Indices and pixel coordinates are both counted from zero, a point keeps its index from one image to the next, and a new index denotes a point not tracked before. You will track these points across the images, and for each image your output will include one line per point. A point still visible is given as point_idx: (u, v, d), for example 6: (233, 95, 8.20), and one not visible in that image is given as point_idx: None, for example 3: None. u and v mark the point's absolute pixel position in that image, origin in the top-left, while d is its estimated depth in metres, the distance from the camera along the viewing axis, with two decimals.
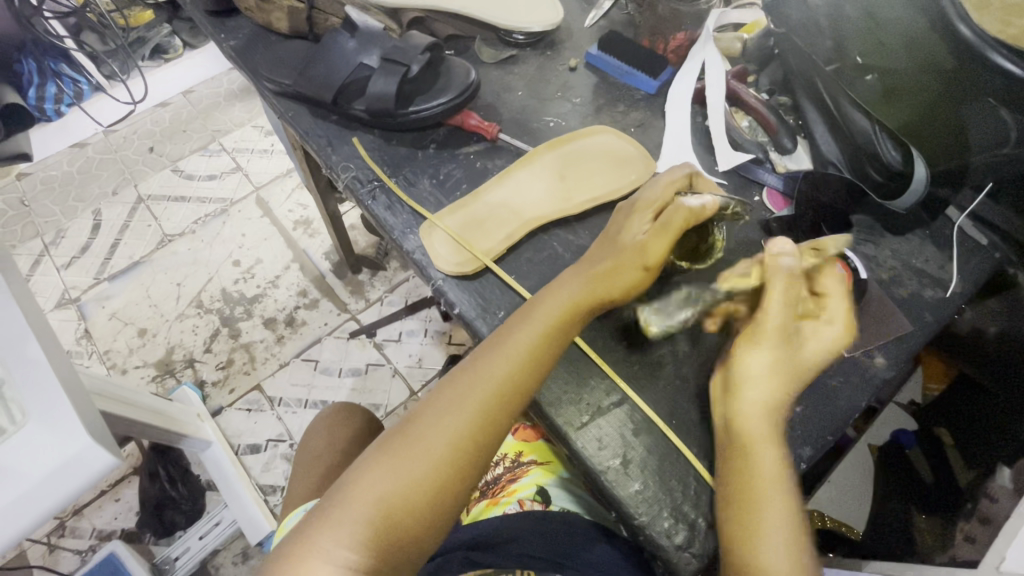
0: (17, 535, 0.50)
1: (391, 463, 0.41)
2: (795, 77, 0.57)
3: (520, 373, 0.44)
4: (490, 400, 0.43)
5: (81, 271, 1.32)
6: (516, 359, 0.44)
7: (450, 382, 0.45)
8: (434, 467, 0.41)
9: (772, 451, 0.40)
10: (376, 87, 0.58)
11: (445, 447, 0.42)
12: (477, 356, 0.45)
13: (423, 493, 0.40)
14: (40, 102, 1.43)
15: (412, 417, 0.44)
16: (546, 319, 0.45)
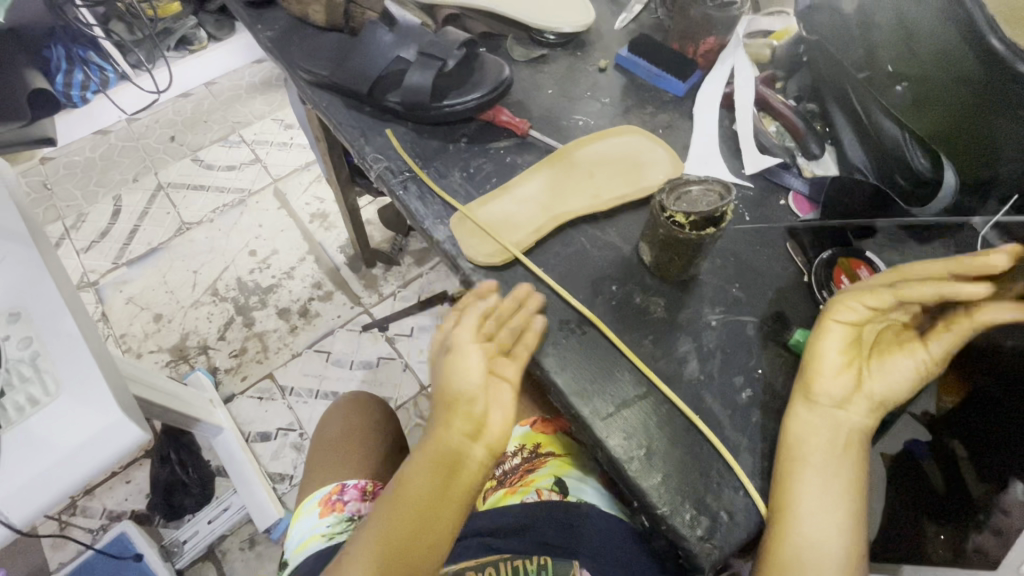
0: (51, 500, 0.51)
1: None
2: (826, 85, 0.58)
3: (428, 512, 0.45)
4: (403, 546, 0.45)
5: (100, 255, 1.33)
6: (420, 502, 0.46)
7: (362, 537, 0.46)
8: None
9: (828, 442, 0.42)
10: (413, 80, 0.59)
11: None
12: (383, 506, 0.47)
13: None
14: (68, 88, 1.43)
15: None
16: (437, 456, 0.46)
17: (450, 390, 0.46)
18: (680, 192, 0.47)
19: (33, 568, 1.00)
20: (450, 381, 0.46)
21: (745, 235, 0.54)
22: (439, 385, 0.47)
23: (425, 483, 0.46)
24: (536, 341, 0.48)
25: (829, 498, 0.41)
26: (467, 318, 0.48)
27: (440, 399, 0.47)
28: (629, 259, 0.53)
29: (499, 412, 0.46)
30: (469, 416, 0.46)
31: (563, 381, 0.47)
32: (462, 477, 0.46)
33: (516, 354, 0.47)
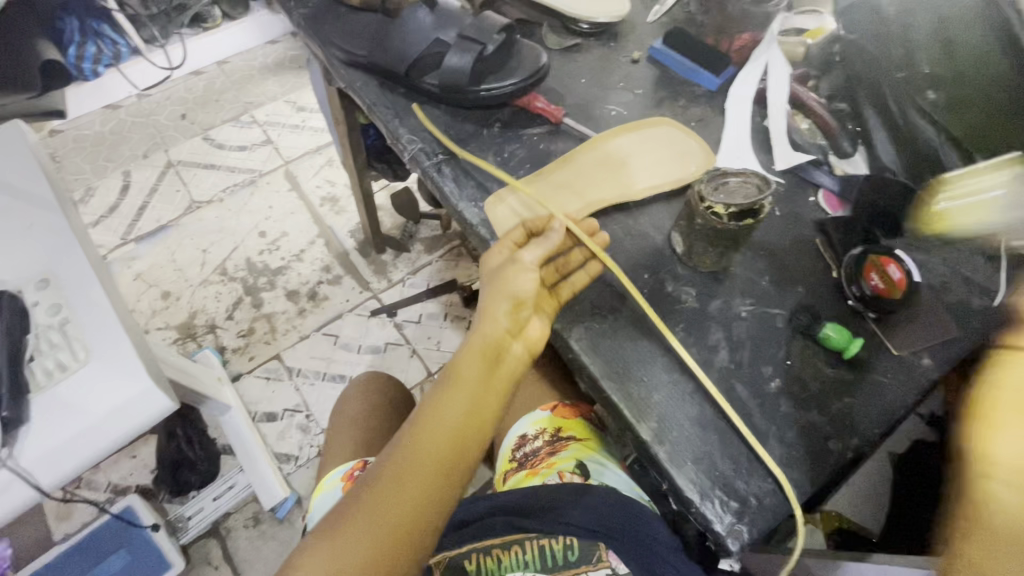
0: (80, 466, 0.51)
1: (362, 529, 0.40)
2: (861, 84, 0.58)
3: (479, 414, 0.45)
4: (453, 448, 0.43)
5: (108, 231, 1.33)
6: (471, 405, 0.45)
7: (408, 437, 0.44)
8: (409, 523, 0.41)
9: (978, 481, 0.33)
10: (452, 62, 0.59)
11: (414, 506, 0.41)
12: (432, 407, 0.45)
13: (401, 552, 0.40)
14: (79, 62, 1.45)
15: (374, 481, 0.42)
16: (489, 361, 0.47)
17: (506, 295, 0.48)
18: (718, 183, 0.48)
19: (36, 539, 1.00)
20: (508, 288, 0.48)
21: (775, 229, 0.55)
22: (495, 289, 0.48)
23: (476, 387, 0.46)
24: (585, 283, 0.51)
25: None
26: (540, 244, 0.49)
27: (494, 303, 0.48)
28: (661, 249, 0.54)
29: (541, 330, 0.49)
30: (519, 325, 0.48)
31: (594, 366, 0.48)
32: (508, 384, 0.47)
33: (562, 292, 0.50)
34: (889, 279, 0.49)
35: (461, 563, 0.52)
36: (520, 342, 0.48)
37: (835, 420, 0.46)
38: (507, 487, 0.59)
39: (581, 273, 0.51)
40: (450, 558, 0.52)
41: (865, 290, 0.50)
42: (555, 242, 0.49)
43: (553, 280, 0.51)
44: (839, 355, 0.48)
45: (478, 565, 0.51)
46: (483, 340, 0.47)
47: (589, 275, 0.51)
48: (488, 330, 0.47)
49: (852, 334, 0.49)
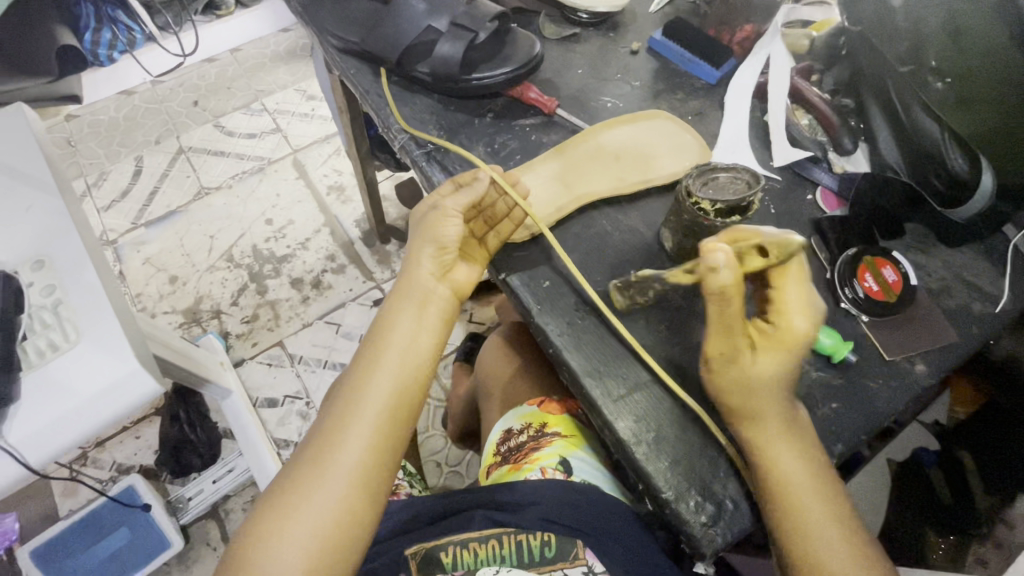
0: (67, 445, 0.52)
1: (321, 477, 0.43)
2: (865, 79, 0.56)
3: (417, 355, 0.48)
4: (396, 390, 0.46)
5: (119, 215, 1.35)
6: (409, 348, 0.48)
7: (351, 387, 0.46)
8: (366, 463, 0.44)
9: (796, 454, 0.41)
10: (444, 49, 0.59)
11: (368, 447, 0.44)
12: (369, 356, 0.48)
13: (363, 489, 0.44)
14: (95, 47, 1.43)
15: (323, 432, 0.45)
16: (421, 306, 0.49)
17: (430, 241, 0.50)
18: (707, 178, 0.47)
19: (42, 514, 1.02)
20: (431, 235, 0.50)
21: (770, 227, 0.53)
22: (418, 239, 0.51)
23: (412, 330, 0.49)
24: (513, 229, 0.53)
25: (817, 500, 0.40)
26: (465, 192, 0.51)
27: (418, 252, 0.51)
28: (650, 244, 0.53)
29: (468, 274, 0.53)
30: (444, 268, 0.51)
31: (575, 361, 0.47)
32: (444, 324, 0.50)
33: (489, 240, 0.53)
34: (884, 280, 0.49)
35: (438, 555, 0.51)
36: (446, 285, 0.51)
37: (819, 424, 0.45)
38: (489, 481, 0.59)
39: (508, 222, 0.53)
40: (424, 548, 0.51)
41: (859, 292, 0.48)
42: (481, 190, 0.51)
43: (481, 231, 0.53)
44: (826, 358, 0.47)
45: (454, 558, 0.50)
46: (412, 286, 0.50)
47: (517, 222, 0.52)
48: (415, 276, 0.50)
49: (842, 337, 0.48)
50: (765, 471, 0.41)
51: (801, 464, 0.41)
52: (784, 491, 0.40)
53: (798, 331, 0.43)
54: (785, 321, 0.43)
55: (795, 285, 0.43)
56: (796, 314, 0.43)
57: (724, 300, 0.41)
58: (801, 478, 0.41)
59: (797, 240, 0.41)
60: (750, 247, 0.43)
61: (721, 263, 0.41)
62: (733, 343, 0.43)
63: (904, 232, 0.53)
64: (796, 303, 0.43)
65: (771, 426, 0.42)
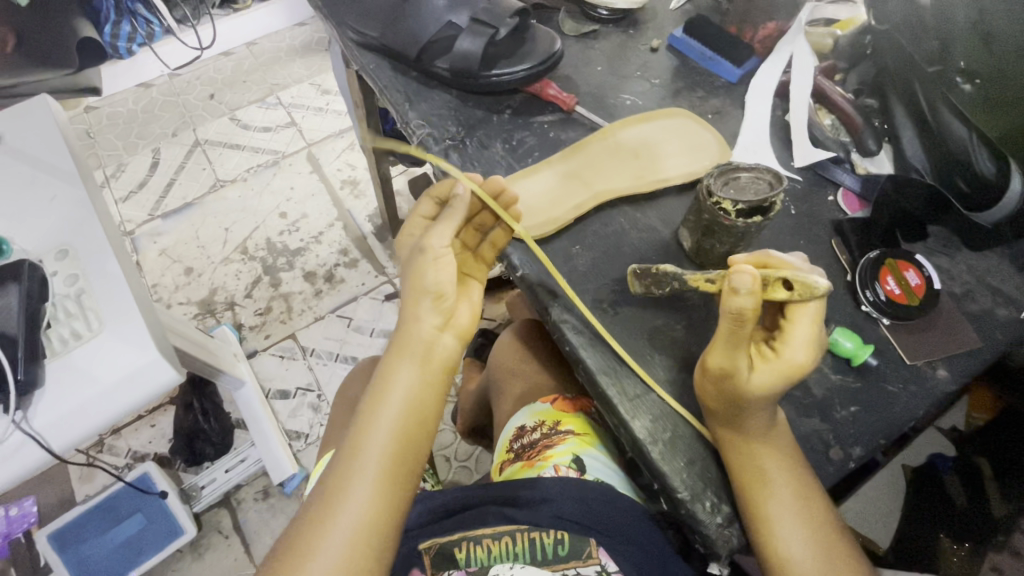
0: (88, 433, 0.53)
1: (325, 544, 0.42)
2: (891, 79, 0.55)
3: (419, 410, 0.47)
4: (399, 448, 0.45)
5: (136, 206, 1.37)
6: (409, 403, 0.47)
7: (351, 448, 0.45)
8: (369, 527, 0.43)
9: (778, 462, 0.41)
10: (464, 45, 0.59)
11: (372, 511, 0.43)
12: (369, 414, 0.46)
13: (369, 553, 0.43)
14: (115, 40, 1.45)
15: (325, 495, 0.44)
16: (422, 360, 0.47)
17: (427, 290, 0.48)
18: (728, 177, 0.46)
19: (58, 499, 1.04)
20: (427, 282, 0.47)
21: (790, 228, 0.53)
22: (414, 286, 0.48)
23: (413, 386, 0.47)
24: (503, 240, 0.52)
25: (791, 501, 0.40)
26: (451, 217, 0.49)
27: (416, 302, 0.48)
28: (668, 244, 0.53)
29: (468, 314, 0.51)
30: (444, 315, 0.49)
31: (591, 360, 0.47)
32: (446, 374, 0.49)
33: (483, 251, 0.54)
34: (906, 284, 0.48)
35: (451, 550, 0.51)
36: (448, 332, 0.49)
37: (837, 428, 0.44)
38: (503, 477, 0.59)
39: (496, 232, 0.53)
40: (437, 545, 0.51)
41: (880, 295, 0.48)
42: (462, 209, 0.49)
43: (474, 241, 0.54)
44: (846, 361, 0.47)
45: (468, 554, 0.50)
46: (411, 337, 0.48)
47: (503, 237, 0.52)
48: (412, 327, 0.48)
49: (862, 340, 0.47)
50: (742, 472, 0.41)
51: (779, 466, 0.41)
52: (757, 494, 0.40)
53: (797, 362, 0.39)
54: (788, 353, 0.39)
55: (810, 324, 0.39)
56: (801, 346, 0.39)
57: (739, 322, 0.38)
58: (779, 482, 0.40)
59: (821, 282, 0.37)
60: (774, 277, 0.39)
61: (745, 287, 0.37)
62: (732, 359, 0.39)
63: (927, 235, 0.52)
64: (806, 340, 0.39)
65: (754, 434, 0.41)
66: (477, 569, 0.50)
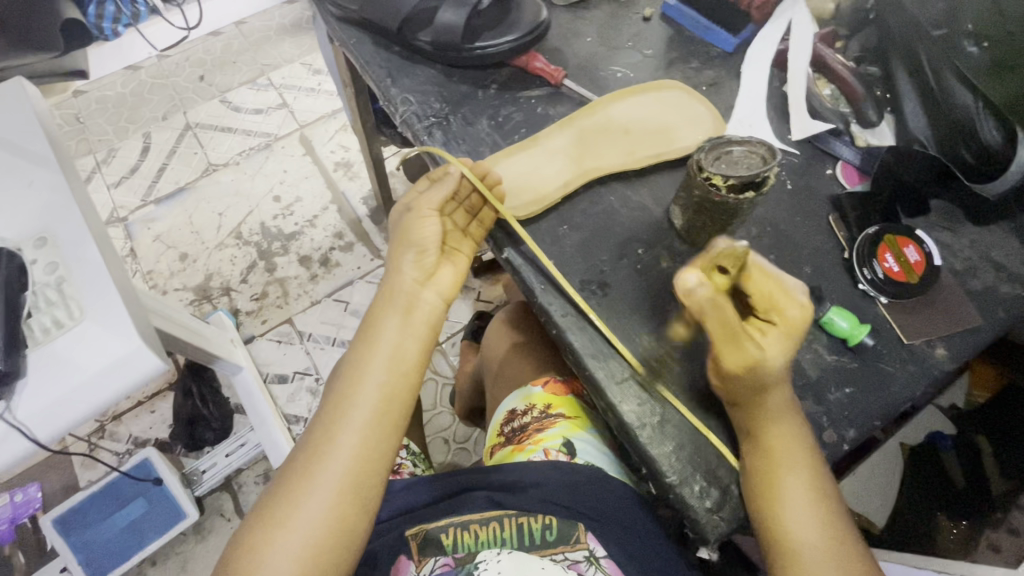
0: (72, 423, 0.52)
1: (308, 494, 0.42)
2: (892, 45, 0.53)
3: (404, 364, 0.46)
4: (384, 399, 0.45)
5: (128, 192, 1.35)
6: (394, 357, 0.46)
7: (336, 399, 0.45)
8: (355, 476, 0.43)
9: (785, 441, 0.40)
10: (446, 17, 0.56)
11: (355, 461, 0.43)
12: (354, 366, 0.46)
13: (353, 504, 0.42)
14: (100, 20, 1.47)
15: (309, 447, 0.44)
16: (406, 313, 0.47)
17: (410, 246, 0.48)
18: (720, 152, 0.44)
19: (62, 485, 1.04)
20: (410, 239, 0.48)
21: (786, 203, 0.51)
22: (398, 244, 0.49)
23: (397, 338, 0.46)
24: (492, 220, 0.51)
25: (797, 482, 0.39)
26: (437, 187, 0.49)
27: (399, 258, 0.48)
28: (659, 222, 0.51)
29: (454, 275, 0.50)
30: (428, 273, 0.49)
31: (577, 342, 0.46)
32: (432, 330, 0.48)
33: (473, 230, 0.52)
34: (906, 261, 0.46)
35: (438, 536, 0.49)
36: (433, 290, 0.49)
37: (830, 409, 0.43)
38: (494, 462, 0.59)
39: (486, 213, 0.51)
40: (425, 530, 0.50)
41: (878, 273, 0.46)
42: (451, 184, 0.49)
43: (464, 221, 0.51)
44: (841, 342, 0.45)
45: (455, 540, 0.49)
46: (396, 292, 0.48)
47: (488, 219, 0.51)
48: (398, 281, 0.48)
49: (859, 320, 0.46)
50: (757, 460, 0.40)
51: (785, 452, 0.40)
52: (762, 474, 0.39)
53: (797, 318, 0.39)
54: (780, 319, 0.39)
55: (769, 276, 0.40)
56: (789, 301, 0.39)
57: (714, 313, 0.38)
58: (794, 471, 0.39)
59: (740, 246, 0.37)
60: (708, 264, 0.40)
61: (692, 285, 0.38)
62: (743, 349, 0.38)
63: (929, 210, 0.50)
64: (782, 291, 0.39)
65: (764, 410, 0.40)
66: (465, 555, 0.48)
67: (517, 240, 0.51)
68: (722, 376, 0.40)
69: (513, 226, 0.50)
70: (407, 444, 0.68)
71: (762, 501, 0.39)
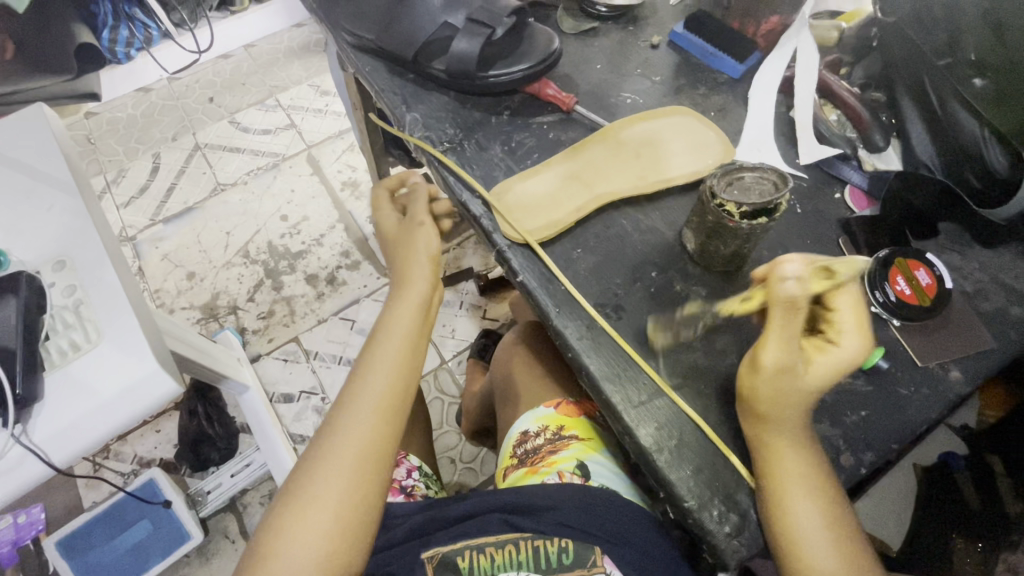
0: (86, 447, 0.52)
1: (309, 508, 0.44)
2: (899, 71, 0.54)
3: (397, 386, 0.49)
4: (380, 416, 0.48)
5: (138, 211, 1.36)
6: (390, 381, 0.49)
7: (335, 420, 0.48)
8: (352, 492, 0.45)
9: (801, 457, 0.40)
10: (460, 47, 0.57)
11: (370, 443, 0.47)
12: (352, 390, 0.49)
13: (353, 516, 0.45)
14: (112, 45, 1.47)
15: (333, 419, 0.48)
16: (418, 304, 0.52)
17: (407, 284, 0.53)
18: (732, 178, 0.45)
19: (66, 506, 1.04)
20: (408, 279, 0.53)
21: (796, 226, 0.52)
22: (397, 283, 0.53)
23: (391, 368, 0.50)
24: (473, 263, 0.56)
25: (817, 500, 0.39)
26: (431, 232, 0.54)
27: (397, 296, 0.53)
28: (671, 245, 0.52)
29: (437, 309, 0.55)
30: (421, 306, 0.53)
31: (594, 365, 0.46)
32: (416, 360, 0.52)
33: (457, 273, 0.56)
34: (917, 283, 0.47)
35: (454, 559, 0.49)
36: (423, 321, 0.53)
37: (847, 432, 0.44)
38: (506, 484, 0.59)
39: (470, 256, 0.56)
40: (440, 554, 0.50)
41: (890, 296, 0.46)
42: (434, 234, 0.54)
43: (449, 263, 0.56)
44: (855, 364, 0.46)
45: (471, 563, 0.49)
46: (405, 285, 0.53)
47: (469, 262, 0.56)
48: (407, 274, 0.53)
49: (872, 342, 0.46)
50: (773, 475, 0.40)
51: (803, 469, 0.39)
52: (780, 490, 0.39)
53: (855, 351, 0.40)
54: (843, 343, 0.40)
55: (850, 305, 0.41)
56: (853, 334, 0.40)
57: (791, 311, 0.39)
58: (800, 480, 0.39)
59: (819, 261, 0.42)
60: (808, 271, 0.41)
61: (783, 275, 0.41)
62: (790, 349, 0.39)
63: (937, 232, 0.51)
64: (856, 323, 0.41)
65: (784, 424, 0.40)
66: None
67: (534, 261, 0.51)
68: (753, 369, 0.41)
69: (533, 248, 0.51)
70: (418, 465, 0.69)
71: (779, 520, 0.39)
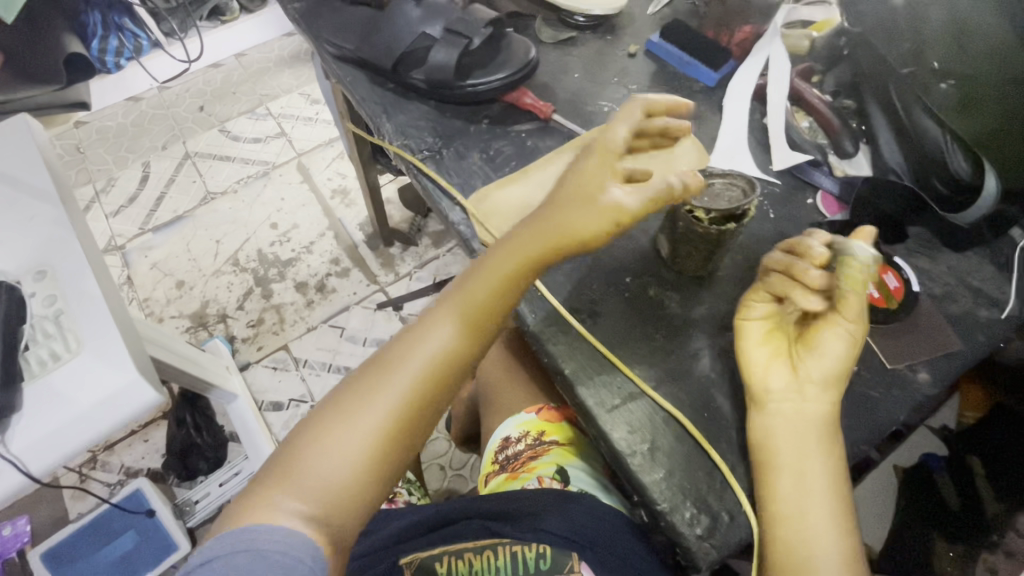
0: (65, 456, 0.52)
1: (331, 444, 0.41)
2: (867, 80, 0.56)
3: (456, 346, 0.44)
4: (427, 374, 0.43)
5: (127, 220, 1.36)
6: (448, 337, 0.44)
7: (387, 360, 0.44)
8: (376, 446, 0.41)
9: (792, 458, 0.41)
10: (437, 57, 0.58)
11: (409, 399, 0.43)
12: (412, 337, 0.44)
13: (368, 471, 0.41)
14: (102, 55, 1.46)
15: (379, 368, 0.44)
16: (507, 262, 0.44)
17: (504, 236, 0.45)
18: (702, 185, 0.46)
19: (52, 518, 1.03)
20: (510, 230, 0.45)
21: (769, 232, 0.53)
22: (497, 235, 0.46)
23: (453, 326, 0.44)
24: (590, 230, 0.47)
25: (802, 497, 0.41)
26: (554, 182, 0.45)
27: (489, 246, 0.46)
28: (647, 251, 0.52)
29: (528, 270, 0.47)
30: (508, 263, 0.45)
31: (569, 369, 0.47)
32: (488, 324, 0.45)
33: None
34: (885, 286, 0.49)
35: (432, 564, 0.50)
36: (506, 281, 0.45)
37: None
38: (488, 489, 0.61)
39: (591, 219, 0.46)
40: (419, 558, 0.51)
41: None
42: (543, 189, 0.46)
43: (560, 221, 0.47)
44: None
45: (449, 568, 0.50)
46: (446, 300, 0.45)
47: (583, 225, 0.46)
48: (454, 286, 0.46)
49: None
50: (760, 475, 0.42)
51: (791, 469, 0.41)
52: (766, 489, 0.41)
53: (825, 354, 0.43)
54: (826, 346, 0.43)
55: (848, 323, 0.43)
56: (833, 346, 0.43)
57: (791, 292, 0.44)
58: (791, 472, 0.41)
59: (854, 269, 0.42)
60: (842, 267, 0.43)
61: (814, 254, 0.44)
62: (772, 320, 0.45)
63: (906, 237, 0.52)
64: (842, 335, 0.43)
65: (774, 425, 0.42)
66: None
67: None
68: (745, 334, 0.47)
69: None
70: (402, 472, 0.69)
71: (766, 520, 0.41)
